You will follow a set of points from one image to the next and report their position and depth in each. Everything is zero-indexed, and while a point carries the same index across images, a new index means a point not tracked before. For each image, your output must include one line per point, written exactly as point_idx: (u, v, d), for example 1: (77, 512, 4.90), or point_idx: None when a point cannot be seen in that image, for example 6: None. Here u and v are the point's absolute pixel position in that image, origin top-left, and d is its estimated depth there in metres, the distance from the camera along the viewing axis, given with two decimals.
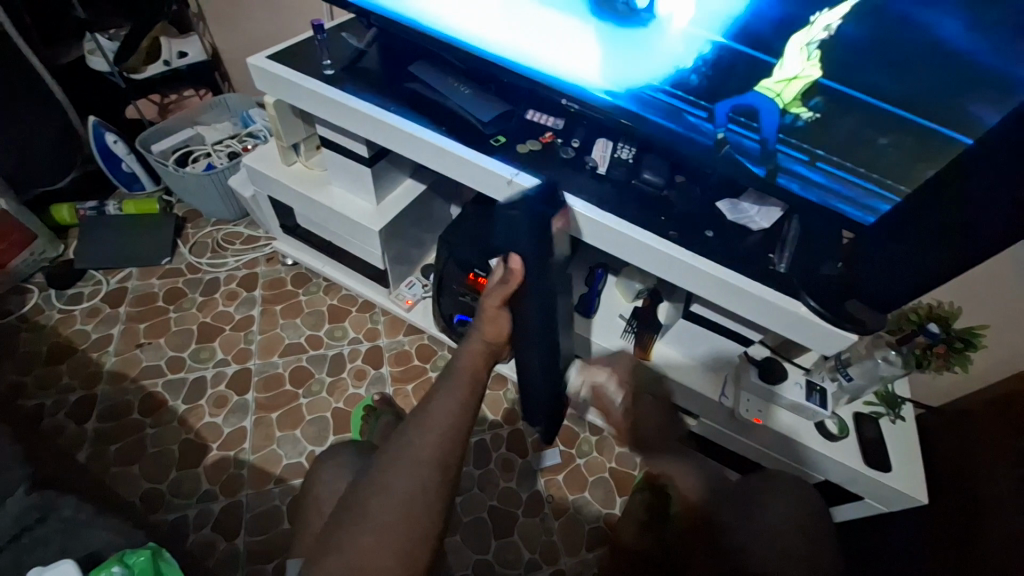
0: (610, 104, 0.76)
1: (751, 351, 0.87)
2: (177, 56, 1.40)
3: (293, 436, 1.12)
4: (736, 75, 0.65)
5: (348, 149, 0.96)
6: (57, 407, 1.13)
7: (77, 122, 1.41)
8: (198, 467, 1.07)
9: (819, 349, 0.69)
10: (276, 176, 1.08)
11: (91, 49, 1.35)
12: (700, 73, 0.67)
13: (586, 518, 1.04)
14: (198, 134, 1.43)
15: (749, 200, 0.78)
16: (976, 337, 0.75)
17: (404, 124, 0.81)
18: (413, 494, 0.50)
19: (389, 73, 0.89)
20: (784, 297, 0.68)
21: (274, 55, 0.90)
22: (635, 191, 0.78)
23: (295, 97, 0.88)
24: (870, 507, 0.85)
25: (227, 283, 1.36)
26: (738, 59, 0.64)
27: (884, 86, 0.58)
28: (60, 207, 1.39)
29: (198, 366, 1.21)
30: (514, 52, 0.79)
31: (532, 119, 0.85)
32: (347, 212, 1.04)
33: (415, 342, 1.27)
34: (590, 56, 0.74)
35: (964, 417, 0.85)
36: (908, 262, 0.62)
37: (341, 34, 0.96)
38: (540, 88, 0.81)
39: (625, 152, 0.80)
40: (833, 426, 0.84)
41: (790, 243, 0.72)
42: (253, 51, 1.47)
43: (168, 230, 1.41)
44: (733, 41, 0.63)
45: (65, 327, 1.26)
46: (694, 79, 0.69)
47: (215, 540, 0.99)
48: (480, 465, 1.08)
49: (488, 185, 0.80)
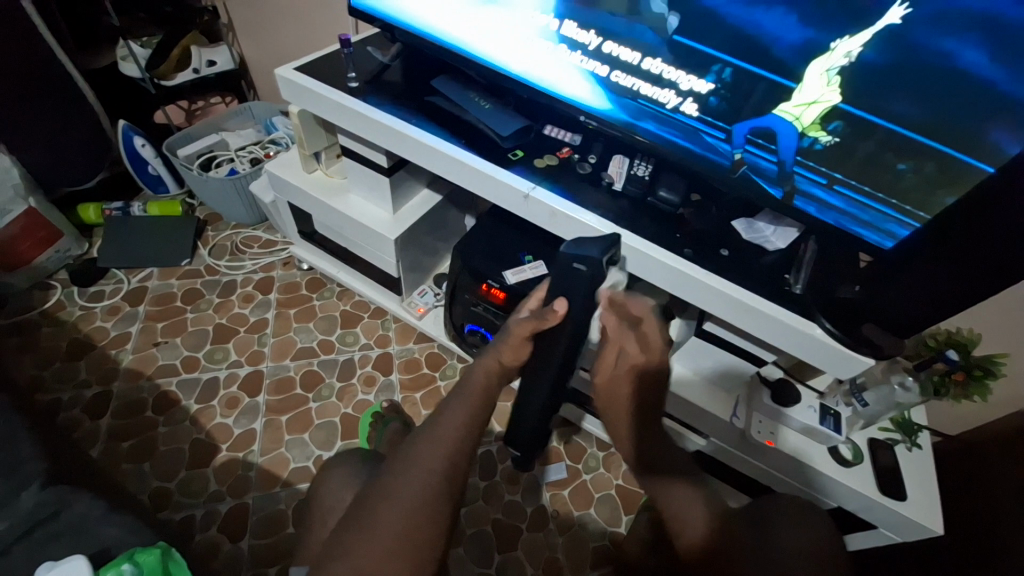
0: (627, 122, 0.77)
1: (764, 372, 0.88)
2: (206, 65, 1.44)
3: (301, 439, 1.13)
4: (755, 97, 0.66)
5: (368, 159, 0.98)
6: (73, 401, 1.16)
7: (108, 125, 1.46)
8: (207, 467, 1.08)
9: (834, 372, 0.68)
10: (297, 183, 1.11)
11: (123, 56, 1.40)
12: (719, 94, 0.68)
13: (591, 535, 1.03)
14: (222, 140, 1.47)
15: (764, 220, 0.78)
16: (996, 365, 0.74)
17: (425, 137, 0.83)
18: (422, 504, 0.50)
19: (412, 87, 0.92)
20: (799, 319, 0.67)
21: (301, 66, 0.93)
22: (650, 209, 0.79)
23: (319, 108, 0.91)
24: (883, 537, 0.82)
25: (243, 286, 1.39)
26: (757, 82, 0.65)
27: (905, 113, 0.58)
28: (87, 207, 1.43)
29: (212, 366, 1.23)
30: (534, 69, 0.81)
31: (550, 135, 0.87)
32: (365, 220, 1.06)
33: (425, 350, 1.28)
34: (610, 75, 0.75)
35: (983, 447, 0.83)
36: (929, 287, 0.61)
37: (366, 48, 0.98)
38: (559, 104, 0.82)
39: (642, 169, 0.81)
40: (847, 452, 0.83)
41: (806, 264, 0.73)
42: (279, 62, 1.51)
43: (189, 232, 1.45)
44: (752, 65, 0.64)
45: (85, 324, 1.29)
46: (713, 101, 0.69)
47: (220, 541, 1.00)
48: (485, 477, 1.08)
49: (505, 199, 0.81)
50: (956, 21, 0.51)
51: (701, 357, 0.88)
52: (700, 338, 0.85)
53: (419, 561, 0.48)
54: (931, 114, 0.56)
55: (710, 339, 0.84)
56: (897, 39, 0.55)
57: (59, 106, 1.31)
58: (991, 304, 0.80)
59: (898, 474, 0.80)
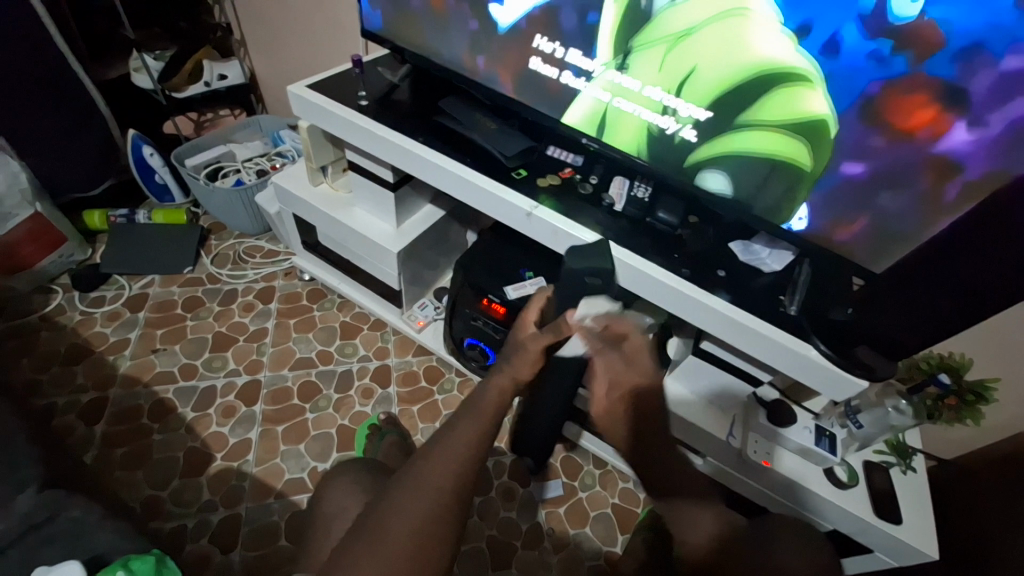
0: (626, 148, 0.81)
1: (760, 392, 0.88)
2: (218, 78, 1.48)
3: (297, 451, 1.12)
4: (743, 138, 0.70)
5: (375, 174, 1.00)
6: (69, 407, 1.15)
7: (118, 134, 1.48)
8: (200, 477, 1.07)
9: (828, 393, 0.69)
10: (303, 195, 1.13)
11: (137, 68, 1.43)
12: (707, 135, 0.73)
13: (586, 554, 1.02)
14: (230, 151, 1.50)
15: (760, 243, 0.80)
16: (988, 390, 0.75)
17: (431, 154, 0.85)
18: (422, 516, 0.50)
19: (420, 106, 0.94)
20: (795, 340, 0.69)
21: (313, 83, 0.95)
22: (649, 229, 0.81)
23: (330, 124, 0.93)
24: (880, 561, 0.82)
25: (244, 295, 1.39)
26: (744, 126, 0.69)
27: (850, 183, 0.67)
28: (93, 213, 1.44)
29: (210, 374, 1.23)
30: (539, 94, 0.84)
31: (553, 155, 0.89)
32: (369, 234, 1.07)
33: (423, 363, 1.28)
34: (612, 101, 0.78)
35: (976, 471, 0.84)
36: (921, 311, 0.62)
37: (377, 68, 1.01)
38: (562, 126, 0.84)
39: (642, 190, 0.82)
40: (842, 474, 0.84)
41: (801, 285, 0.74)
42: (289, 77, 1.55)
43: (192, 240, 1.46)
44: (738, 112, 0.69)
45: (84, 329, 1.30)
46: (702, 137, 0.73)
47: (211, 552, 0.98)
48: (481, 492, 1.07)
49: (507, 216, 0.83)
50: (881, 116, 0.61)
51: (699, 376, 0.89)
52: (697, 357, 0.86)
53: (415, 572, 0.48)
54: (872, 184, 0.65)
55: (709, 358, 0.85)
56: (823, 145, 0.65)
57: (71, 113, 1.33)
58: (982, 329, 0.82)
59: (893, 497, 0.81)
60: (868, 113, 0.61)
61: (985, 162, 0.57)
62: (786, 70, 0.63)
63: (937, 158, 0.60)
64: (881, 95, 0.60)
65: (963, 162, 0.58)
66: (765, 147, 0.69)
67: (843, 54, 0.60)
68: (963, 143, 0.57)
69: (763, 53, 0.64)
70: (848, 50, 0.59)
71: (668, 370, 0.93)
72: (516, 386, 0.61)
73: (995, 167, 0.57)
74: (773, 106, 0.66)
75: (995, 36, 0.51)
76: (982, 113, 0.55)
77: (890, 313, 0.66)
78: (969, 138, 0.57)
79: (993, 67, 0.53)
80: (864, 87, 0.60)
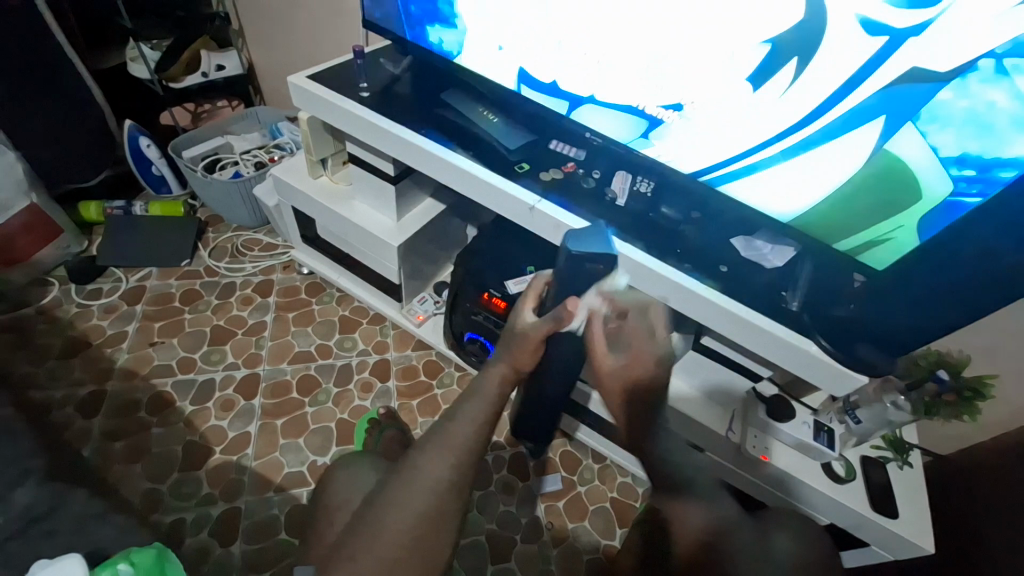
0: (628, 144, 0.80)
1: (759, 388, 0.88)
2: (215, 69, 1.47)
3: (296, 444, 1.12)
4: (739, 142, 0.70)
5: (375, 167, 1.00)
6: (66, 400, 1.15)
7: (114, 125, 1.47)
8: (199, 470, 1.07)
9: (828, 388, 0.70)
10: (302, 187, 1.12)
11: (134, 57, 1.43)
12: (707, 136, 0.72)
13: (584, 548, 1.02)
14: (227, 143, 1.49)
15: (762, 239, 0.80)
16: (986, 387, 0.75)
17: (433, 147, 0.84)
18: (429, 510, 0.50)
19: (422, 98, 0.94)
20: (797, 335, 0.69)
21: (313, 75, 0.95)
22: (653, 224, 0.81)
23: (330, 116, 0.92)
24: (876, 554, 0.84)
25: (242, 288, 1.39)
26: (738, 135, 0.69)
27: (823, 208, 0.68)
28: (89, 205, 1.43)
29: (208, 368, 1.23)
30: (542, 88, 0.83)
31: (555, 149, 0.89)
32: (369, 227, 1.07)
33: (423, 358, 1.28)
34: (616, 94, 0.77)
35: (970, 466, 0.85)
36: (920, 305, 0.64)
37: (378, 60, 1.01)
38: (565, 119, 0.84)
39: (644, 185, 0.83)
40: (840, 469, 0.84)
41: (803, 281, 0.74)
42: (288, 68, 1.53)
43: (190, 232, 1.45)
44: (732, 120, 0.69)
45: (81, 321, 1.29)
46: (704, 136, 0.72)
47: (211, 545, 0.98)
48: (481, 486, 1.08)
49: (510, 210, 0.83)
50: (845, 153, 0.63)
51: (700, 372, 0.90)
52: (697, 352, 0.86)
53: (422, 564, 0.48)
54: (847, 210, 0.67)
55: (708, 353, 0.86)
56: (784, 192, 0.70)
57: (67, 103, 1.32)
58: (981, 326, 0.82)
59: (890, 492, 0.82)
60: (821, 168, 0.66)
61: (927, 220, 0.61)
62: (751, 125, 0.68)
63: (885, 213, 0.64)
64: (830, 155, 0.64)
65: (908, 218, 0.62)
66: (732, 187, 0.74)
67: (794, 118, 0.64)
68: (907, 200, 0.61)
69: (723, 115, 0.69)
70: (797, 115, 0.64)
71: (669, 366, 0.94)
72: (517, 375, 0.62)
73: (936, 226, 0.61)
74: (737, 156, 0.71)
75: (925, 110, 0.56)
76: (920, 175, 0.59)
77: (896, 308, 0.67)
78: (912, 197, 0.61)
79: (925, 136, 0.57)
80: (826, 130, 0.63)
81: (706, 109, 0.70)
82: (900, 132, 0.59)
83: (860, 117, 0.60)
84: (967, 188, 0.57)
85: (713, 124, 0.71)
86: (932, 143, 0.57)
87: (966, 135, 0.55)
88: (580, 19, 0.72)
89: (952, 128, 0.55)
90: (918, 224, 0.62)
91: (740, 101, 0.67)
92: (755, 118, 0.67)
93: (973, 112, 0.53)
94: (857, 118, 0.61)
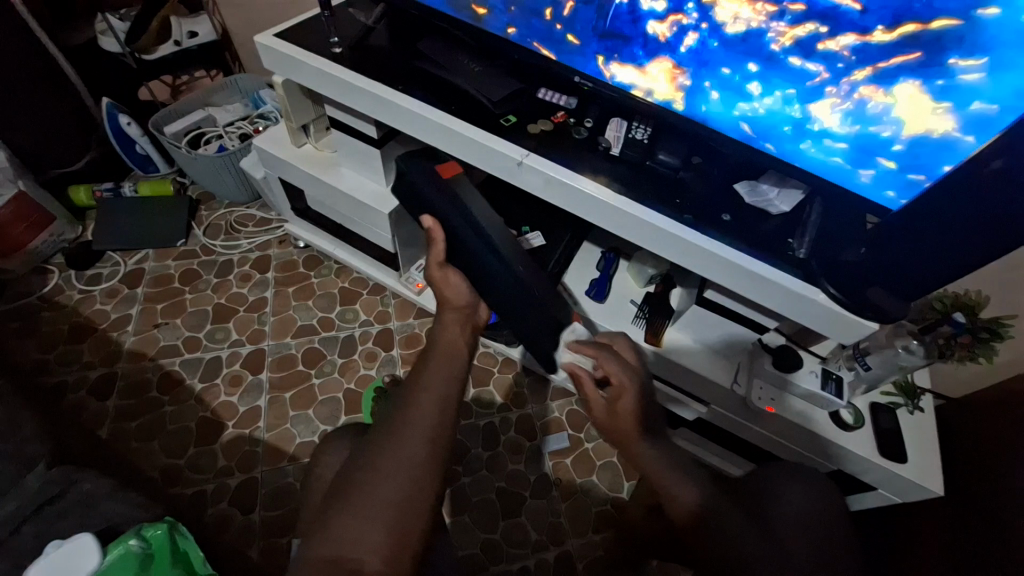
0: (621, 87, 0.74)
1: (766, 338, 0.84)
2: (188, 36, 1.40)
3: (306, 416, 1.14)
4: (743, 80, 0.65)
5: (356, 130, 0.95)
6: (78, 383, 1.17)
7: (91, 103, 1.42)
8: (214, 444, 1.10)
9: (837, 337, 0.67)
10: (286, 157, 1.08)
11: (103, 30, 1.35)
12: (710, 76, 0.67)
13: (593, 500, 1.05)
14: (209, 116, 1.43)
15: (768, 183, 0.75)
16: (1002, 327, 0.74)
17: (413, 104, 0.79)
18: (418, 463, 0.49)
19: (398, 51, 0.87)
20: (802, 284, 0.66)
21: (281, 33, 0.88)
22: (650, 173, 0.76)
23: (304, 77, 0.87)
24: (884, 498, 0.84)
25: (240, 265, 1.38)
26: (743, 74, 0.64)
27: (835, 147, 0.64)
28: (78, 189, 1.40)
29: (214, 346, 1.24)
30: (528, 30, 0.77)
31: (544, 98, 0.83)
32: (356, 195, 1.03)
33: (425, 326, 1.27)
34: (609, 34, 0.70)
35: (982, 407, 0.83)
36: (933, 249, 0.58)
37: (349, 11, 0.93)
38: (553, 65, 0.78)
39: (641, 132, 0.77)
40: (848, 416, 0.83)
41: (811, 226, 0.71)
42: (262, 30, 1.45)
43: (182, 211, 1.43)
44: (737, 60, 0.63)
45: (85, 307, 1.29)
46: (708, 79, 0.67)
47: (231, 513, 1.02)
48: (489, 448, 1.09)
49: (499, 168, 0.79)
50: (861, 95, 0.59)
51: (703, 328, 0.88)
52: (700, 306, 0.84)
53: (410, 516, 0.47)
54: (863, 148, 0.62)
55: (709, 307, 0.83)
56: (789, 136, 0.66)
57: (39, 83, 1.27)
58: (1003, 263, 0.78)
59: (899, 437, 0.80)
60: (826, 119, 0.62)
61: (931, 162, 0.59)
62: (756, 64, 0.62)
63: (884, 159, 0.61)
64: (834, 101, 0.60)
65: (912, 162, 0.60)
66: (736, 128, 0.69)
67: (797, 64, 0.60)
68: (912, 152, 0.59)
69: (723, 66, 0.65)
70: (800, 60, 0.60)
71: (672, 321, 0.92)
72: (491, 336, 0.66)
73: (942, 169, 0.59)
74: (740, 97, 0.66)
75: (945, 47, 0.52)
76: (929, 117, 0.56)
77: (908, 252, 0.61)
78: (916, 140, 0.58)
79: (941, 74, 0.53)
80: (840, 70, 0.58)
81: (708, 47, 0.64)
82: (910, 81, 0.55)
83: (870, 57, 0.56)
84: (979, 124, 0.54)
85: (709, 73, 0.66)
86: (948, 79, 0.53)
87: (980, 80, 0.52)
88: None
89: (974, 61, 0.51)
90: (921, 167, 0.60)
91: (745, 41, 0.61)
92: (754, 65, 0.63)
93: (986, 56, 0.50)
94: (868, 58, 0.56)
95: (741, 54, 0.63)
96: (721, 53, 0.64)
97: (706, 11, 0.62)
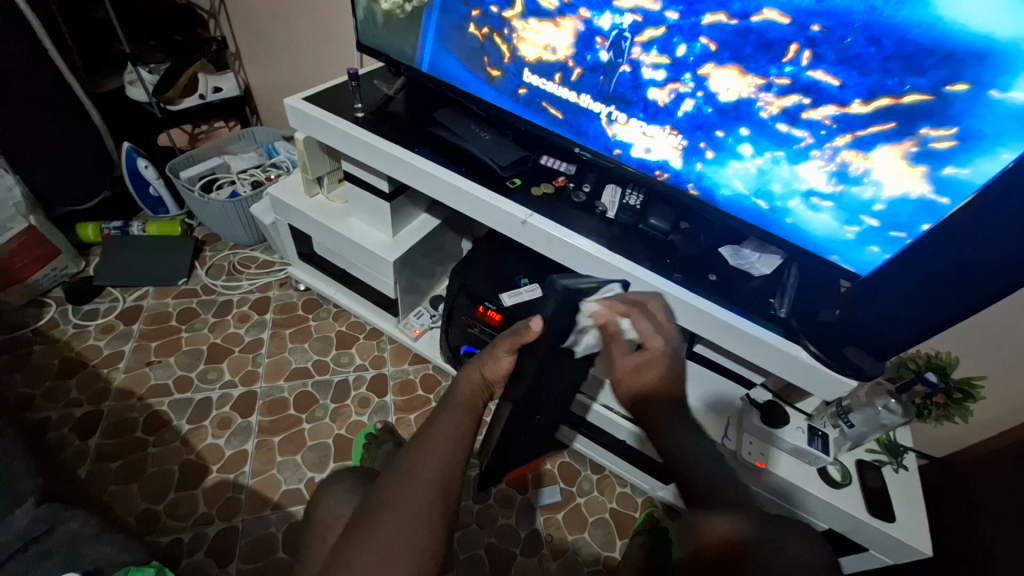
0: (620, 154, 0.83)
1: (753, 394, 0.91)
2: (212, 91, 1.50)
3: (293, 461, 1.12)
4: (735, 144, 0.72)
5: (370, 184, 1.02)
6: (62, 421, 1.14)
7: (112, 147, 1.49)
8: (196, 489, 1.07)
9: (820, 394, 0.71)
10: (299, 206, 1.14)
11: (132, 80, 1.45)
12: (706, 139, 0.74)
13: (584, 560, 1.02)
14: (224, 163, 1.50)
15: (750, 247, 0.82)
16: (975, 388, 0.78)
17: (425, 163, 0.87)
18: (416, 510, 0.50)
19: (415, 117, 0.96)
20: (785, 341, 0.71)
21: (309, 97, 0.97)
22: (642, 235, 0.83)
23: (324, 135, 0.94)
24: (875, 559, 0.84)
25: (239, 306, 1.39)
26: (737, 138, 0.72)
27: (818, 208, 0.70)
28: (87, 226, 1.44)
29: (205, 387, 1.22)
30: (535, 101, 0.86)
31: (546, 164, 0.92)
32: (363, 243, 1.08)
33: (420, 372, 1.28)
34: (612, 101, 0.79)
35: (967, 468, 0.86)
36: (907, 309, 0.63)
37: (372, 81, 1.04)
38: (556, 135, 0.87)
39: (633, 198, 0.84)
40: (835, 473, 0.85)
41: (790, 288, 0.76)
42: (283, 88, 1.57)
43: (187, 251, 1.47)
44: (730, 125, 0.71)
45: (78, 342, 1.29)
46: (704, 142, 0.75)
47: (207, 566, 0.97)
48: (479, 500, 1.07)
49: (502, 225, 0.85)
50: (845, 158, 0.65)
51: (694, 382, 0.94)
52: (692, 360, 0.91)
53: (420, 563, 0.48)
54: (845, 208, 0.69)
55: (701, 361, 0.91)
56: (777, 197, 0.73)
57: (66, 127, 1.34)
58: (971, 329, 0.84)
59: (886, 497, 0.82)
60: (812, 181, 0.69)
61: (911, 222, 0.65)
62: (746, 129, 0.70)
63: (868, 217, 0.67)
64: (819, 163, 0.67)
65: (892, 220, 0.66)
66: (726, 190, 0.77)
67: (784, 129, 0.68)
68: (891, 213, 0.65)
69: (719, 128, 0.72)
70: (786, 126, 0.67)
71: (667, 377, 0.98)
72: (488, 386, 0.68)
73: (921, 227, 0.64)
74: (730, 160, 0.74)
75: (917, 118, 0.59)
76: (908, 179, 0.62)
77: (886, 309, 0.66)
78: (896, 199, 0.64)
79: (915, 141, 0.60)
80: (824, 135, 0.65)
81: (703, 113, 0.73)
82: (893, 144, 0.61)
83: (849, 125, 0.63)
84: (951, 187, 0.60)
85: (705, 135, 0.74)
86: (921, 146, 0.60)
87: (953, 146, 0.58)
88: (575, 40, 0.77)
89: (945, 131, 0.58)
90: (902, 225, 0.65)
91: (737, 111, 0.70)
92: (745, 129, 0.70)
93: (955, 126, 0.57)
94: (848, 126, 0.63)
95: (733, 119, 0.71)
96: (716, 118, 0.72)
97: (702, 81, 0.70)
